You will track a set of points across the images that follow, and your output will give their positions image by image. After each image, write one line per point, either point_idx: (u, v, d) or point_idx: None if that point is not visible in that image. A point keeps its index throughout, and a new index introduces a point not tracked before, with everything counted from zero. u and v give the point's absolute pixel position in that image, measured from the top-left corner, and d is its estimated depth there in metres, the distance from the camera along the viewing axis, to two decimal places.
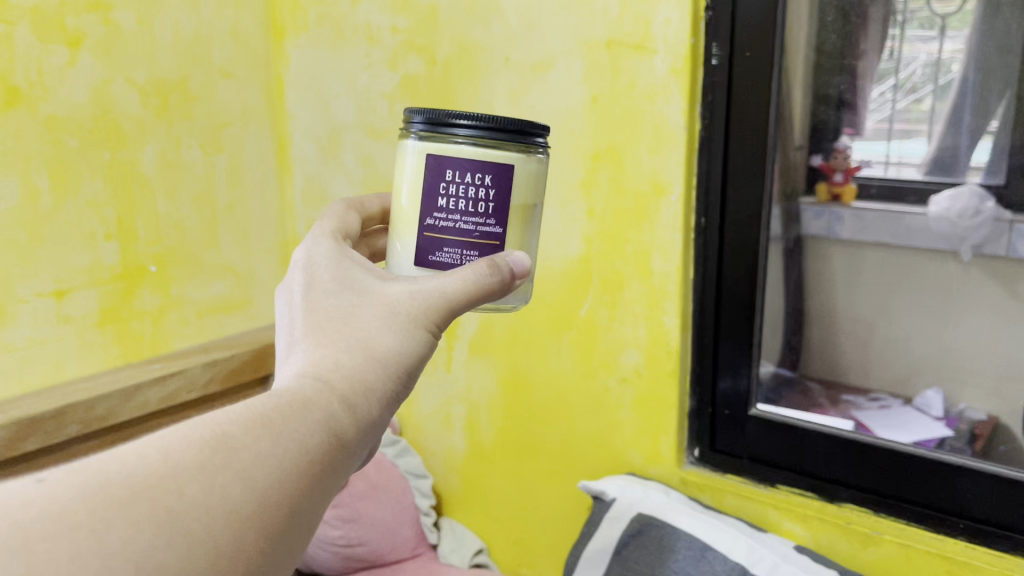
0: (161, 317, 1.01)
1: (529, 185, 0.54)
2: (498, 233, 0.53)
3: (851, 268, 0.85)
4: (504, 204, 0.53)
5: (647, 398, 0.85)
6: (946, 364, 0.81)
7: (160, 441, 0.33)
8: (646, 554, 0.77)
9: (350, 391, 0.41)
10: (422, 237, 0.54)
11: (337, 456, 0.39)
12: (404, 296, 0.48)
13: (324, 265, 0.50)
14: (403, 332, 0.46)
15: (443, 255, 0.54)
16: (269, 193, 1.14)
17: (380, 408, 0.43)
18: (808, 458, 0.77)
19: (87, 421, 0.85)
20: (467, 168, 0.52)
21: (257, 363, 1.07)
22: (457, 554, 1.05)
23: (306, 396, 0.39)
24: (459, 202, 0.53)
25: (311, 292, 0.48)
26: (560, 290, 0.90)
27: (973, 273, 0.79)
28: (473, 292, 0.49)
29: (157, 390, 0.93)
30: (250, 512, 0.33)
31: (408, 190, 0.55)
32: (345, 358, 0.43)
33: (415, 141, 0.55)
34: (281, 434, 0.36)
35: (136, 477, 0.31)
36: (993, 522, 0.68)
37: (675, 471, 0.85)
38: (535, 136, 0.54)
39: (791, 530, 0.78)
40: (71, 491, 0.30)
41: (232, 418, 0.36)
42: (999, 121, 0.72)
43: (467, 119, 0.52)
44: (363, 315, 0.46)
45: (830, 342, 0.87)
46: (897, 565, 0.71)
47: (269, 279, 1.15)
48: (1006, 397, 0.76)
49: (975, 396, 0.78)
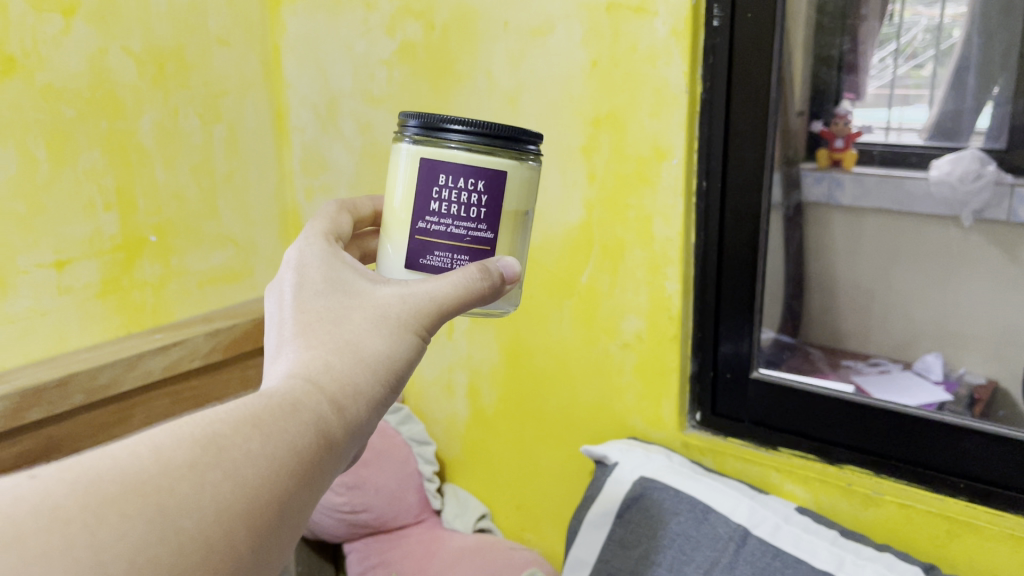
0: (162, 286, 1.01)
1: (522, 191, 0.54)
2: (487, 238, 0.53)
3: (852, 235, 0.85)
4: (495, 210, 0.53)
5: (648, 363, 0.86)
6: (946, 330, 0.82)
7: (151, 439, 0.33)
8: (648, 517, 0.78)
9: (339, 393, 0.42)
10: (414, 239, 0.54)
11: (325, 457, 0.39)
12: (395, 300, 0.48)
13: (315, 265, 0.50)
14: (391, 335, 0.46)
15: (434, 259, 0.53)
16: (268, 163, 1.13)
17: (369, 411, 0.43)
18: (809, 422, 0.78)
19: (90, 390, 0.86)
20: (460, 173, 0.52)
21: (258, 333, 1.07)
22: (461, 519, 1.05)
23: (297, 397, 0.39)
24: (451, 206, 0.52)
25: (301, 291, 0.48)
26: (561, 256, 0.90)
27: (972, 238, 0.80)
28: (464, 295, 0.49)
29: (159, 358, 0.93)
30: (241, 510, 0.33)
31: (400, 192, 0.54)
32: (334, 358, 0.43)
33: (409, 144, 0.54)
34: (270, 435, 0.36)
35: (127, 473, 0.31)
36: (993, 482, 0.68)
37: (677, 435, 0.86)
38: (527, 143, 0.54)
39: (792, 492, 0.78)
40: (63, 488, 0.30)
41: (223, 417, 0.36)
42: (1001, 88, 0.72)
43: (461, 124, 0.52)
44: (352, 317, 0.46)
45: (830, 309, 0.87)
46: (895, 525, 0.72)
47: (269, 248, 1.15)
48: (1006, 361, 0.76)
49: (974, 361, 0.79)
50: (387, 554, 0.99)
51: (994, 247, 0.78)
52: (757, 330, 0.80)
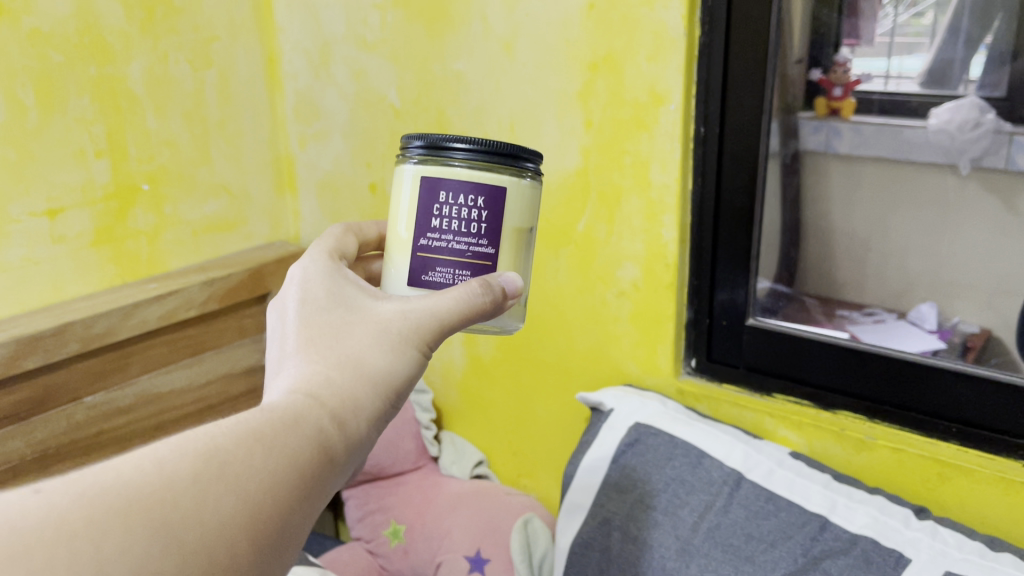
0: (156, 236, 1.00)
1: (524, 209, 0.55)
2: (489, 254, 0.54)
3: (849, 183, 0.85)
4: (496, 226, 0.54)
5: (644, 311, 0.86)
6: (940, 279, 0.81)
7: (155, 453, 0.35)
8: (645, 461, 0.78)
9: (340, 407, 0.43)
10: (416, 256, 0.54)
11: (325, 471, 0.41)
12: (396, 316, 0.49)
13: (318, 282, 0.52)
14: (392, 349, 0.48)
15: (435, 275, 0.54)
16: (261, 110, 1.11)
17: (369, 426, 0.45)
18: (806, 369, 0.78)
19: (87, 339, 0.86)
20: (461, 190, 0.53)
21: (255, 282, 1.06)
22: (457, 466, 1.07)
23: (297, 411, 0.41)
24: (452, 222, 0.53)
25: (303, 306, 0.50)
26: (557, 203, 0.89)
27: (968, 188, 0.81)
28: (465, 309, 0.50)
29: (155, 308, 0.93)
30: (240, 523, 0.35)
31: (403, 213, 0.55)
32: (336, 373, 0.45)
33: (412, 166, 0.55)
34: (271, 449, 0.38)
35: (132, 486, 0.33)
36: (987, 427, 0.69)
37: (672, 381, 0.87)
38: (527, 162, 0.55)
39: (786, 437, 0.79)
40: (67, 501, 0.32)
41: (226, 431, 0.38)
42: (994, 36, 0.72)
43: (464, 142, 0.53)
44: (354, 332, 0.48)
45: (827, 256, 0.86)
46: (887, 470, 0.73)
47: (263, 197, 1.14)
48: (998, 309, 0.75)
49: (968, 310, 0.78)
50: (386, 501, 1.03)
51: (988, 192, 0.79)
52: (753, 277, 0.80)
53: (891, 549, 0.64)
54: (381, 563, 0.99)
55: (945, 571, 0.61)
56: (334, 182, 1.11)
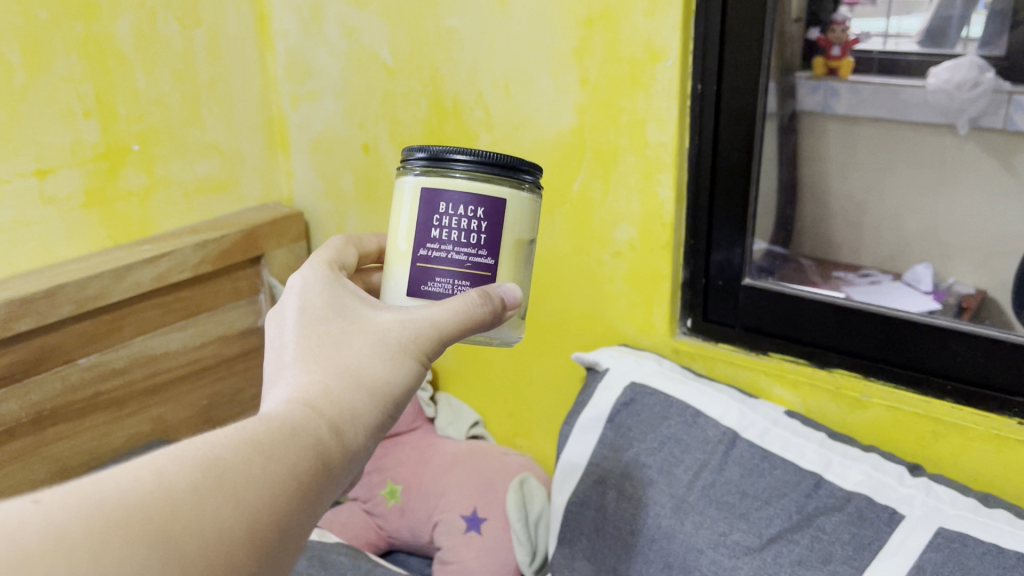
0: (147, 197, 0.99)
1: (523, 220, 0.56)
2: (488, 264, 0.54)
3: (846, 145, 0.85)
4: (495, 236, 0.54)
5: (640, 270, 0.85)
6: (936, 238, 0.82)
7: (154, 463, 0.36)
8: (640, 419, 0.79)
9: (338, 416, 0.44)
10: (415, 266, 0.55)
11: (322, 480, 0.41)
12: (395, 325, 0.49)
13: (317, 291, 0.52)
14: (390, 358, 0.48)
15: (435, 285, 0.54)
16: (252, 69, 1.09)
17: (367, 435, 0.45)
18: (802, 329, 0.78)
19: (80, 301, 0.85)
20: (461, 201, 0.53)
21: (248, 243, 1.05)
22: (454, 427, 1.06)
23: (295, 421, 0.42)
24: (452, 232, 0.54)
25: (303, 316, 0.50)
26: (552, 163, 0.88)
27: (966, 148, 0.81)
28: (465, 319, 0.50)
29: (148, 270, 0.92)
30: (239, 534, 0.36)
31: (403, 226, 0.55)
32: (335, 383, 0.45)
33: (413, 177, 0.55)
34: (270, 460, 0.39)
35: (130, 496, 0.34)
36: (982, 384, 0.69)
37: (668, 341, 0.87)
38: (525, 174, 0.56)
39: (781, 396, 0.79)
40: (67, 511, 0.32)
41: (226, 440, 0.39)
42: None
43: (465, 154, 0.53)
44: (352, 341, 0.48)
45: (822, 219, 0.85)
46: (882, 428, 0.73)
47: (256, 158, 1.12)
48: (994, 268, 0.76)
49: (964, 270, 0.79)
50: (383, 461, 1.03)
51: (987, 154, 0.79)
52: (749, 236, 0.80)
53: (885, 506, 0.64)
54: (380, 522, 0.99)
55: (938, 527, 0.61)
56: (326, 142, 1.09)
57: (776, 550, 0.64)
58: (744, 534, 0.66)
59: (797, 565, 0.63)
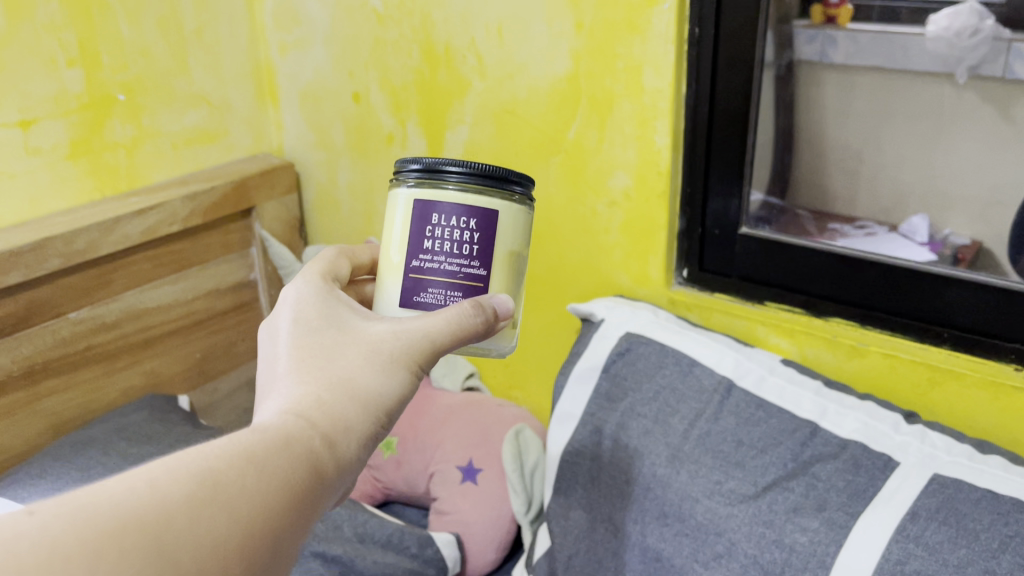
0: (135, 149, 0.97)
1: (515, 232, 0.56)
2: (481, 275, 0.54)
3: (843, 95, 0.78)
4: (488, 248, 0.54)
5: (636, 220, 0.85)
6: (935, 191, 0.75)
7: (148, 473, 0.36)
8: (635, 369, 0.78)
9: (331, 428, 0.44)
10: (408, 277, 0.54)
11: (316, 491, 0.41)
12: (388, 335, 0.49)
13: (311, 303, 0.52)
14: (382, 369, 0.48)
15: (428, 297, 0.54)
16: (239, 16, 1.06)
17: (360, 448, 0.45)
18: (799, 278, 0.77)
19: (68, 255, 0.84)
20: (453, 213, 0.53)
21: (239, 196, 1.04)
22: (449, 379, 1.04)
23: (289, 433, 0.42)
24: (445, 243, 0.53)
25: (297, 328, 0.50)
26: (547, 111, 0.87)
27: (966, 97, 0.72)
28: (458, 331, 0.50)
29: (137, 223, 0.91)
30: (232, 545, 0.36)
31: (396, 238, 0.55)
32: (327, 394, 0.45)
33: (406, 189, 0.55)
34: (264, 469, 0.39)
35: (123, 508, 0.34)
36: (979, 331, 0.69)
37: (664, 292, 0.86)
38: (519, 186, 0.56)
39: (777, 344, 0.79)
40: (60, 523, 0.32)
41: (221, 450, 0.39)
42: None
43: (458, 165, 0.54)
44: (345, 354, 0.48)
45: (819, 170, 0.81)
46: (879, 375, 0.73)
47: (245, 108, 1.10)
48: (992, 221, 0.72)
49: (960, 222, 0.74)
50: None
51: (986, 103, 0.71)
52: (746, 191, 0.79)
53: (880, 454, 0.64)
54: (375, 474, 0.98)
55: (933, 473, 0.61)
56: (317, 92, 1.07)
57: (771, 497, 0.65)
58: (740, 482, 0.66)
59: (792, 512, 0.63)
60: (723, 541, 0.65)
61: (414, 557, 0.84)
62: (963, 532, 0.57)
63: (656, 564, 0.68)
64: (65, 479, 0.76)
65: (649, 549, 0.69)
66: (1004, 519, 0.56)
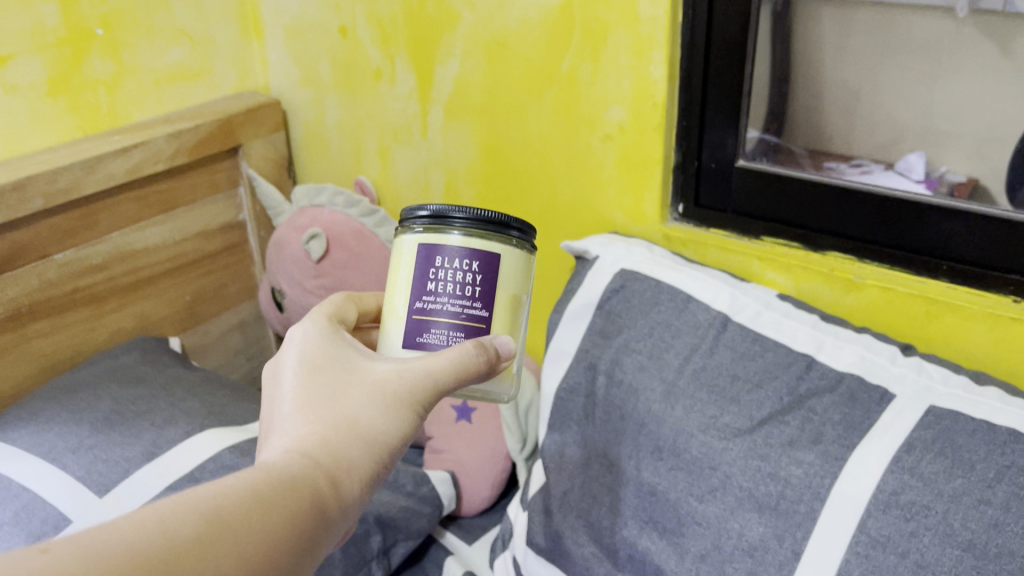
0: (116, 86, 0.95)
1: (517, 275, 0.55)
2: (484, 316, 0.54)
3: (840, 30, 0.72)
4: (490, 289, 0.54)
5: (631, 154, 0.83)
6: (932, 129, 0.71)
7: (160, 510, 0.36)
8: (630, 306, 0.78)
9: (334, 469, 0.45)
10: (411, 318, 0.54)
11: (319, 531, 0.42)
12: (392, 375, 0.49)
13: (316, 341, 0.52)
14: (385, 409, 0.48)
15: (431, 337, 0.53)
16: None
17: (362, 488, 0.46)
18: (797, 212, 0.76)
19: (50, 194, 0.82)
20: (457, 254, 0.53)
21: (225, 134, 1.01)
22: None
23: (294, 473, 0.42)
24: (448, 284, 0.53)
25: (301, 366, 0.50)
26: (539, 42, 0.84)
27: (966, 31, 0.66)
28: (460, 371, 0.49)
29: (120, 162, 0.89)
30: None
31: (400, 282, 0.55)
32: (331, 435, 0.46)
33: (411, 235, 0.55)
34: (270, 508, 0.40)
35: (136, 547, 0.34)
36: (978, 264, 0.68)
37: (659, 228, 0.85)
38: (523, 231, 0.56)
39: (773, 280, 0.78)
40: (74, 563, 0.33)
41: (230, 488, 0.40)
42: None
43: (462, 210, 0.53)
44: (349, 394, 0.48)
45: (816, 107, 0.77)
46: (876, 309, 0.72)
47: (230, 44, 1.06)
48: (989, 159, 0.68)
49: (958, 159, 0.70)
50: None
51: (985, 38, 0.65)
52: (743, 130, 0.77)
53: (876, 386, 0.64)
54: None
55: (929, 405, 0.61)
56: (301, 26, 1.04)
57: (766, 431, 0.64)
58: (735, 416, 0.66)
59: (787, 445, 0.63)
60: (718, 474, 0.64)
61: (409, 496, 0.84)
62: (958, 463, 0.57)
63: (650, 499, 0.68)
64: (55, 420, 0.75)
65: (643, 484, 0.69)
66: (1000, 449, 0.56)
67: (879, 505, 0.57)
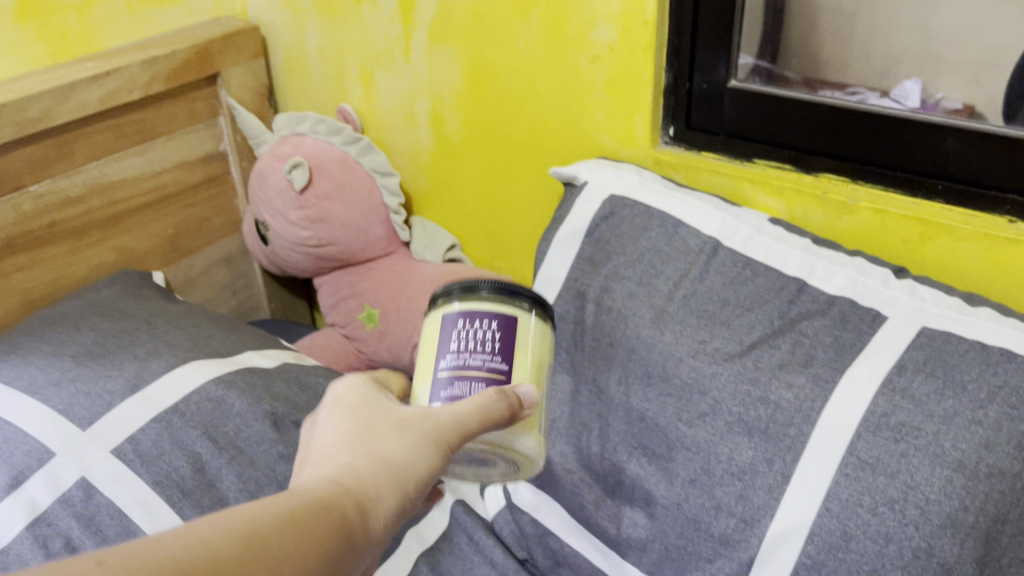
0: (87, 11, 0.91)
1: (538, 341, 0.51)
2: (504, 369, 0.49)
3: None
4: (512, 347, 0.50)
5: (621, 75, 0.80)
6: (929, 54, 0.68)
7: (202, 532, 0.35)
8: (619, 233, 0.76)
9: (364, 499, 0.40)
10: (435, 387, 0.50)
11: (343, 560, 0.38)
12: (424, 416, 0.45)
13: (353, 386, 0.48)
14: (415, 445, 0.43)
15: (455, 394, 0.49)
16: None
17: (388, 526, 0.42)
18: (790, 133, 0.74)
19: (22, 124, 0.80)
20: (478, 314, 0.51)
21: (202, 61, 0.98)
22: (431, 251, 1.02)
23: (323, 500, 0.39)
24: (468, 341, 0.50)
25: (335, 411, 0.46)
26: None
27: None
28: (485, 416, 0.45)
29: (93, 90, 0.86)
30: None
31: (424, 356, 0.52)
32: (360, 463, 0.42)
33: (432, 317, 0.53)
34: (304, 536, 0.37)
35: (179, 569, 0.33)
36: (973, 183, 0.66)
37: (649, 152, 0.83)
38: (543, 308, 0.53)
39: (765, 204, 0.77)
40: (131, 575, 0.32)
41: (263, 513, 0.37)
42: None
43: (483, 282, 0.52)
44: (382, 431, 0.44)
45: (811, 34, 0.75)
46: (870, 233, 0.71)
47: None
48: (987, 85, 0.65)
49: (954, 86, 0.67)
50: (358, 288, 1.01)
51: None
52: (735, 52, 0.75)
53: (868, 308, 0.63)
54: (358, 347, 1.01)
55: (922, 326, 0.60)
56: None
57: (756, 355, 0.63)
58: (725, 341, 0.65)
59: (778, 368, 0.62)
60: (708, 399, 0.64)
61: None
62: (950, 384, 0.56)
63: (640, 425, 0.68)
64: (36, 354, 0.74)
65: (633, 410, 0.69)
66: (992, 369, 0.56)
67: (869, 427, 0.57)
